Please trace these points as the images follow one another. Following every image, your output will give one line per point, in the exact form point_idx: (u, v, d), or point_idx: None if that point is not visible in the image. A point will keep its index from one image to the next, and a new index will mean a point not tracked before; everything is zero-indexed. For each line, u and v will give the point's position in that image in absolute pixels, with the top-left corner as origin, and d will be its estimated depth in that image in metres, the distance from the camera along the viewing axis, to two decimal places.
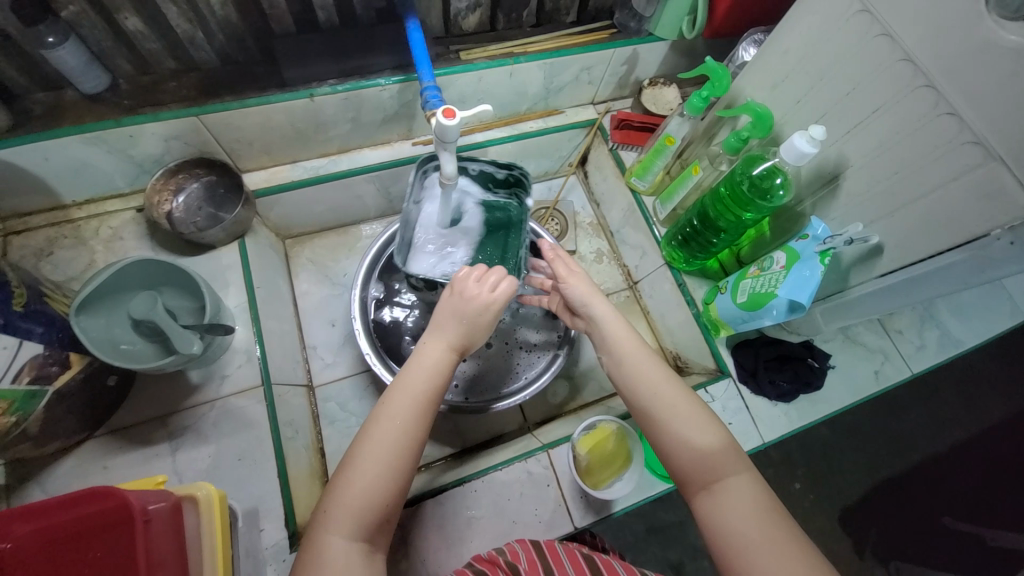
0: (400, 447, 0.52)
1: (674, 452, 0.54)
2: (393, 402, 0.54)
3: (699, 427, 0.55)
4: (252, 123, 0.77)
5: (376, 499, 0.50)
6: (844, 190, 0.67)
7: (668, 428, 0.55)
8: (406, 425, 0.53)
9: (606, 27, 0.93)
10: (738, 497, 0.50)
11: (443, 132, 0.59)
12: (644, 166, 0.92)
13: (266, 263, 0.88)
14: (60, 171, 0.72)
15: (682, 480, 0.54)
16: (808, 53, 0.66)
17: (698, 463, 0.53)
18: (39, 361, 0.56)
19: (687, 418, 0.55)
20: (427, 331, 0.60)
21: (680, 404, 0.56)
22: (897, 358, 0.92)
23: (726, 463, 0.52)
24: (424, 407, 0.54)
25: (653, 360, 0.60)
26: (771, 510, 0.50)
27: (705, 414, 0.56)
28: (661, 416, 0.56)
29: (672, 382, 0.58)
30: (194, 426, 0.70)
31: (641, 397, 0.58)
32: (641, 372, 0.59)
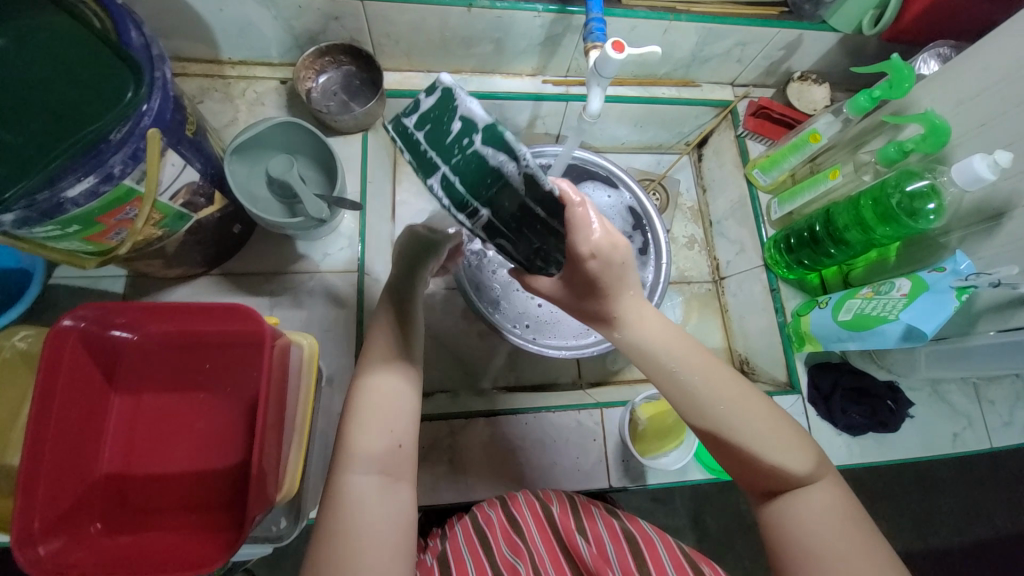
0: (387, 424, 0.52)
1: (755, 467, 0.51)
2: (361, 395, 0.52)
3: (779, 438, 0.51)
4: (406, 21, 0.79)
5: (383, 442, 0.51)
6: (1006, 231, 0.62)
7: (750, 448, 0.50)
8: (386, 411, 0.52)
9: (778, 3, 0.86)
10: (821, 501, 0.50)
11: (605, 64, 0.58)
12: (773, 160, 0.88)
13: (379, 162, 0.91)
14: (229, 27, 0.77)
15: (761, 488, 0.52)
16: (1013, 73, 0.59)
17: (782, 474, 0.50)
18: (193, 188, 0.59)
19: (768, 435, 0.50)
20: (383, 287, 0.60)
21: (760, 417, 0.51)
22: (982, 428, 0.86)
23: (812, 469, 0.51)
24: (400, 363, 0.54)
25: (722, 372, 0.52)
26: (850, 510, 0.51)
27: (787, 422, 0.52)
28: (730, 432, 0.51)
29: (741, 394, 0.51)
30: (292, 290, 0.76)
31: (706, 412, 0.51)
32: (710, 387, 0.51)
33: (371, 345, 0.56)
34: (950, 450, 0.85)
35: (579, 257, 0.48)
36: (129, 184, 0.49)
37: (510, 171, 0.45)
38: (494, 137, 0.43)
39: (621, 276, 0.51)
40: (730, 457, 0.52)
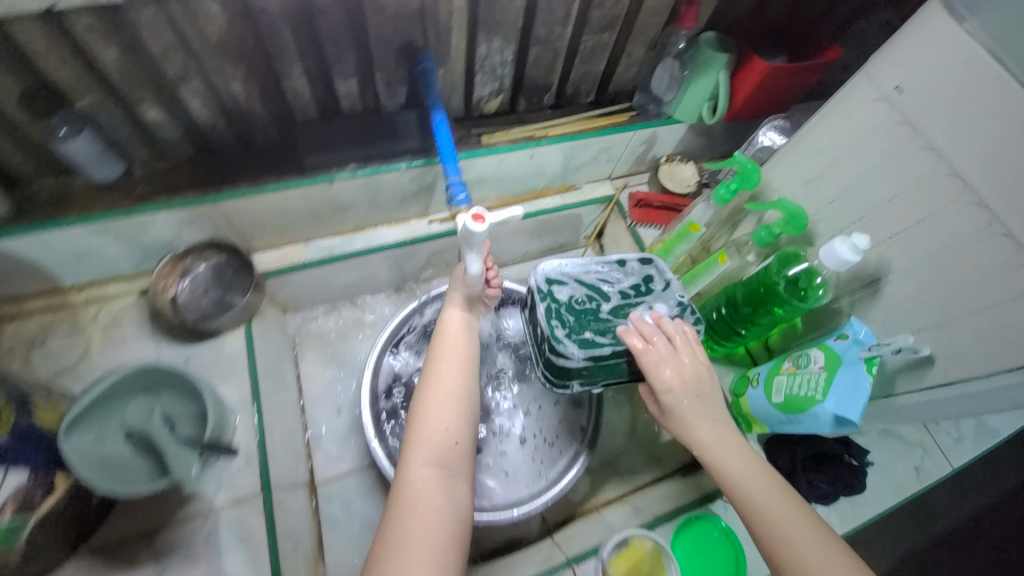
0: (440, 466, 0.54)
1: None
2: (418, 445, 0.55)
3: (822, 549, 0.48)
4: (267, 207, 0.75)
5: (444, 433, 0.57)
6: (888, 295, 0.64)
7: (790, 552, 0.49)
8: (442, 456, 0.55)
9: (625, 109, 0.92)
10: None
11: (471, 235, 0.56)
12: (665, 249, 0.89)
13: (272, 347, 0.84)
14: (64, 259, 0.69)
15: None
16: (841, 156, 0.65)
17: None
18: (22, 491, 0.53)
19: (812, 545, 0.49)
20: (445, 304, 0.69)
21: (796, 521, 0.51)
22: (937, 452, 0.86)
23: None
24: (462, 368, 0.62)
25: (755, 464, 0.55)
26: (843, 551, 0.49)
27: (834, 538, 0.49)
28: (770, 528, 0.51)
29: (777, 493, 0.53)
30: (183, 542, 0.64)
31: (739, 491, 0.54)
32: (741, 478, 0.54)
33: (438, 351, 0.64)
34: (919, 486, 0.83)
35: (657, 392, 0.58)
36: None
37: (572, 356, 0.62)
38: (558, 338, 0.62)
39: (708, 395, 0.58)
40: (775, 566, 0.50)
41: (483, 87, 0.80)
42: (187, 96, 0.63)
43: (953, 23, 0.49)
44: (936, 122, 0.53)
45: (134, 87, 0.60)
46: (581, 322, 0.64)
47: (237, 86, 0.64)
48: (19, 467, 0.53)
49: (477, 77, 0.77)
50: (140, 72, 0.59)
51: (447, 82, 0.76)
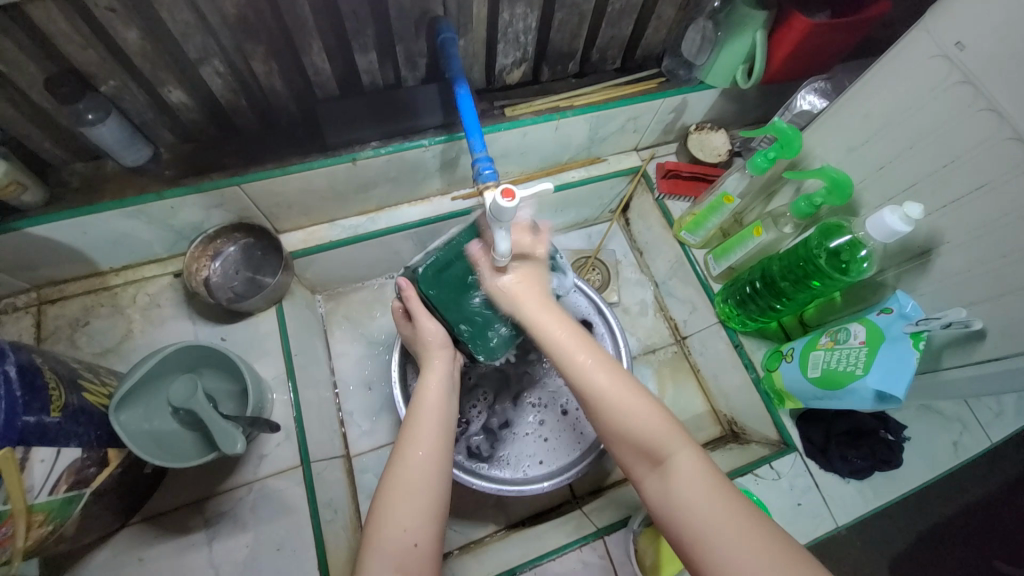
0: (440, 422, 0.60)
1: (615, 432, 0.54)
2: (419, 401, 0.61)
3: (632, 404, 0.54)
4: (292, 187, 0.75)
5: (416, 487, 0.54)
6: (938, 267, 0.61)
7: (609, 411, 0.54)
8: (440, 416, 0.60)
9: (654, 75, 0.88)
10: (683, 471, 0.50)
11: (500, 212, 0.54)
12: (697, 222, 0.87)
13: (302, 325, 0.86)
14: (100, 243, 0.71)
15: (629, 460, 0.54)
16: (895, 119, 0.61)
17: (640, 440, 0.52)
18: (76, 466, 0.52)
19: (651, 427, 0.53)
20: (425, 365, 0.65)
21: (613, 384, 0.56)
22: (978, 426, 0.78)
23: (664, 436, 0.52)
24: (438, 425, 0.59)
25: (574, 334, 0.59)
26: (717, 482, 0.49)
27: (643, 395, 0.55)
28: (593, 394, 0.55)
29: (651, 421, 0.53)
30: (231, 511, 0.67)
31: (562, 361, 0.58)
32: (566, 349, 0.58)
33: (419, 405, 0.61)
34: (958, 462, 0.77)
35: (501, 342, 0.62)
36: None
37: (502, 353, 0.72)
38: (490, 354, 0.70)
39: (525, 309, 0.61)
40: (598, 423, 0.56)
41: (505, 57, 0.77)
42: (207, 76, 0.62)
43: None
44: (1002, 80, 0.49)
45: (155, 68, 0.59)
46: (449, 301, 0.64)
47: (256, 64, 0.63)
48: (73, 444, 0.52)
49: (499, 45, 0.74)
50: (161, 52, 0.58)
51: (468, 53, 0.74)
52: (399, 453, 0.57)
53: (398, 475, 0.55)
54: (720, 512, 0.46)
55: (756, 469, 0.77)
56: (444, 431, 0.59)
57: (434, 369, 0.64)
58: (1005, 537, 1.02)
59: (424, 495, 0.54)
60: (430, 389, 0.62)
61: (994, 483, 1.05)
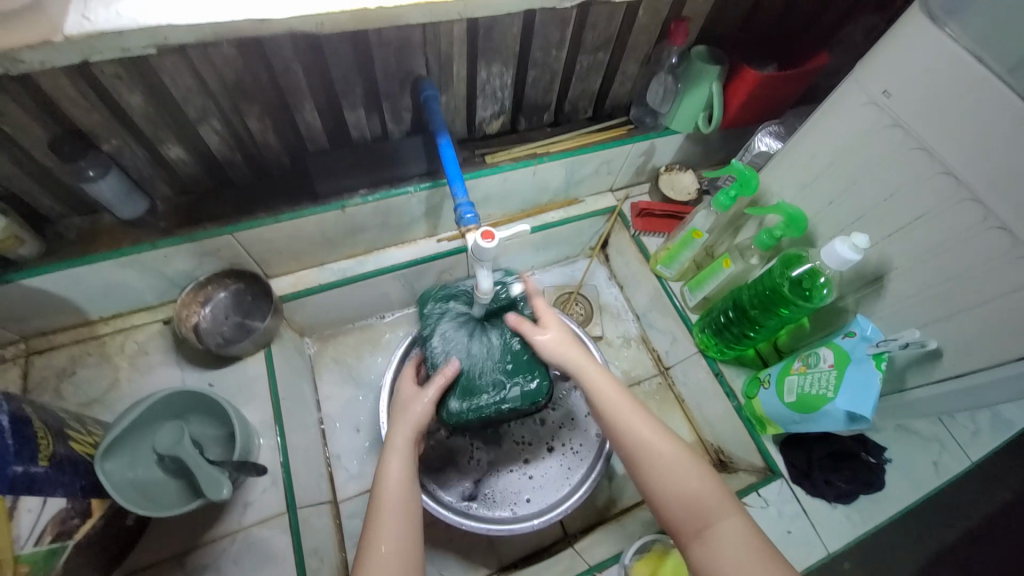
0: (406, 488, 0.58)
1: (663, 495, 0.54)
2: (381, 492, 0.57)
3: (684, 470, 0.54)
4: (284, 234, 0.78)
5: (394, 554, 0.52)
6: (891, 292, 0.66)
7: (659, 470, 0.55)
8: (407, 480, 0.59)
9: (623, 123, 0.95)
10: (729, 541, 0.49)
11: (481, 252, 0.58)
12: (671, 256, 0.92)
13: (291, 369, 0.86)
14: (92, 293, 0.73)
15: (675, 526, 0.53)
16: (838, 159, 0.67)
17: (690, 505, 0.52)
18: (61, 516, 0.52)
19: (704, 498, 0.52)
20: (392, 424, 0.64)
21: (666, 447, 0.56)
22: (954, 444, 0.80)
23: (715, 505, 0.52)
24: (407, 494, 0.57)
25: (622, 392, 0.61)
26: (765, 552, 0.47)
27: (693, 459, 0.55)
28: (645, 453, 0.56)
29: (701, 489, 0.53)
30: (213, 563, 0.66)
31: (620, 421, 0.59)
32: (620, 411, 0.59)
33: (385, 468, 0.59)
34: (940, 482, 0.78)
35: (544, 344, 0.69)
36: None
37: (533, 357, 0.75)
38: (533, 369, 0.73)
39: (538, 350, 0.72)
40: (644, 486, 0.56)
41: (484, 110, 0.83)
42: (205, 133, 0.66)
43: (934, 29, 0.52)
44: (925, 122, 0.56)
45: (156, 127, 0.63)
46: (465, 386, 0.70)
47: (251, 121, 0.67)
48: (58, 494, 0.51)
49: (478, 100, 0.81)
50: (162, 113, 0.62)
51: (449, 107, 0.80)
52: (369, 520, 0.55)
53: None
54: None
55: (746, 498, 0.78)
56: (409, 520, 0.55)
57: (401, 431, 0.63)
58: (1001, 563, 1.01)
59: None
60: (391, 474, 0.58)
61: (984, 506, 1.05)
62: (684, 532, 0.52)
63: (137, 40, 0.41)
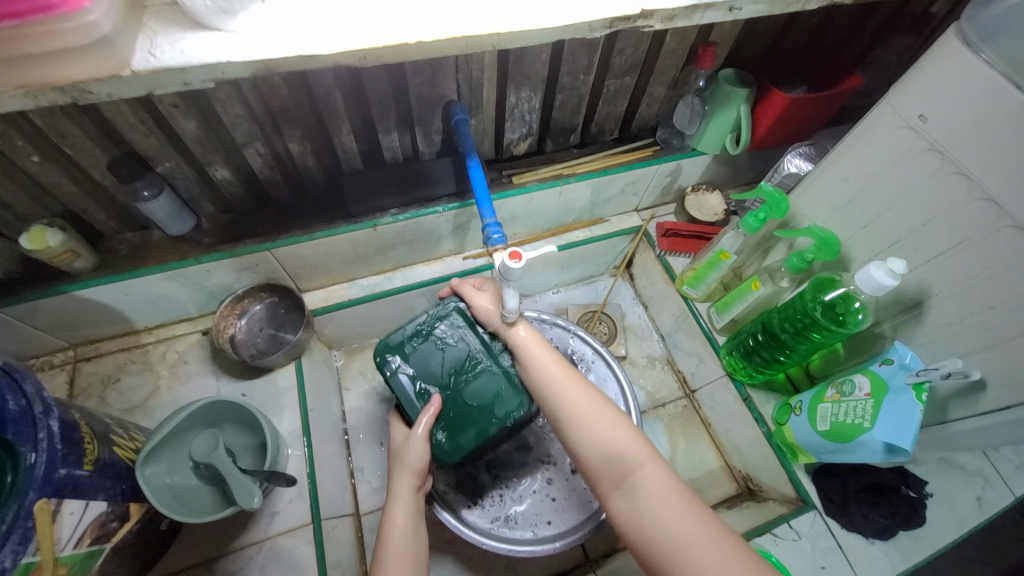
0: (412, 551, 0.61)
1: (590, 451, 0.59)
2: (387, 542, 0.61)
3: (606, 429, 0.60)
4: (318, 251, 0.81)
5: None
6: (931, 319, 0.63)
7: (584, 431, 0.60)
8: (413, 541, 0.62)
9: (649, 144, 0.96)
10: (647, 487, 0.55)
11: (509, 272, 0.59)
12: (697, 277, 0.91)
13: (319, 381, 0.89)
14: (139, 304, 0.77)
15: (601, 477, 0.58)
16: (872, 182, 0.66)
17: (613, 458, 0.58)
18: (100, 520, 0.54)
19: (625, 453, 0.58)
20: (393, 479, 0.66)
21: (593, 409, 0.62)
22: (1000, 479, 0.74)
23: (633, 457, 0.57)
24: (414, 554, 0.61)
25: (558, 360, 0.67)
26: (679, 496, 0.54)
27: (616, 417, 0.61)
28: (572, 415, 0.62)
29: (623, 443, 0.58)
30: (239, 572, 0.67)
31: (549, 387, 0.64)
32: (551, 379, 0.65)
33: (388, 524, 0.63)
34: (983, 520, 0.73)
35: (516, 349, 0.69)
36: (26, 559, 0.44)
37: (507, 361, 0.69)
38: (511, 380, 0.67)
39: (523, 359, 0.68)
40: (573, 446, 0.62)
41: (512, 132, 0.85)
42: (250, 155, 0.70)
43: (970, 55, 0.51)
44: (963, 148, 0.55)
45: (206, 150, 0.67)
46: (459, 421, 0.65)
47: (292, 144, 0.71)
48: (100, 497, 0.54)
49: (507, 123, 0.83)
50: (212, 137, 0.66)
51: (479, 130, 0.82)
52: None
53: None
54: (677, 527, 0.52)
55: (774, 529, 0.75)
56: (414, 563, 0.60)
57: (404, 486, 0.65)
58: None
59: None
60: (396, 525, 0.62)
61: None
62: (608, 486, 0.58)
63: (197, 75, 0.44)
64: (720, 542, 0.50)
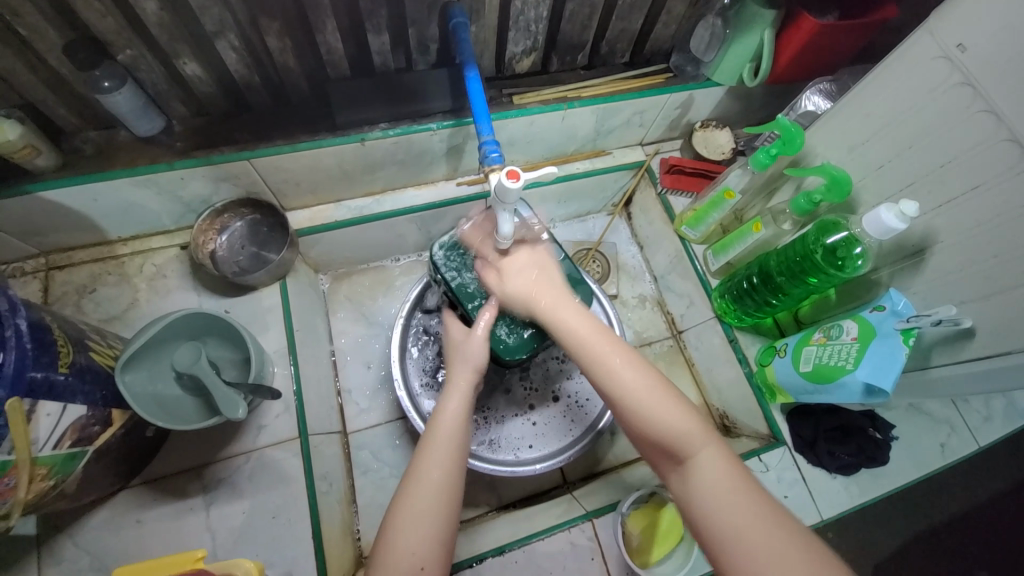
0: (456, 445, 0.57)
1: (640, 431, 0.54)
2: (438, 427, 0.58)
3: (661, 406, 0.53)
4: (301, 165, 0.76)
5: (421, 509, 0.52)
6: (932, 267, 0.63)
7: (634, 407, 0.54)
8: (459, 437, 0.58)
9: (661, 70, 0.89)
10: (708, 470, 0.50)
11: (505, 193, 0.55)
12: (698, 217, 0.88)
13: (305, 303, 0.87)
14: (109, 211, 0.72)
15: (656, 455, 0.54)
16: (894, 119, 0.62)
17: (668, 439, 0.52)
18: (81, 423, 0.54)
19: (680, 431, 0.52)
20: (448, 389, 0.62)
21: (637, 385, 0.55)
22: (966, 428, 0.79)
23: (692, 436, 0.52)
24: (454, 458, 0.56)
25: (596, 329, 0.60)
26: (742, 481, 0.49)
27: (661, 390, 0.55)
28: (616, 393, 0.55)
29: (680, 420, 0.53)
30: (228, 479, 0.69)
31: (593, 364, 0.58)
32: (593, 354, 0.58)
33: (438, 430, 0.58)
34: (943, 463, 0.77)
35: (508, 275, 0.66)
36: None
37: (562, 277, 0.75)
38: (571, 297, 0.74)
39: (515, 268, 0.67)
40: (621, 422, 0.56)
41: (515, 45, 0.78)
42: (222, 50, 0.63)
43: None
44: (999, 83, 0.51)
45: (171, 39, 0.60)
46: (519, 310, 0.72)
47: (270, 39, 0.64)
48: (78, 402, 0.53)
49: (510, 32, 0.75)
50: (178, 23, 0.59)
51: (479, 39, 0.74)
52: (411, 473, 0.55)
53: (414, 495, 0.53)
54: (742, 515, 0.47)
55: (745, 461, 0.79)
56: (459, 466, 0.56)
57: (458, 391, 0.61)
58: (992, 546, 1.03)
59: (438, 507, 0.53)
60: (449, 413, 0.59)
61: (984, 493, 1.05)
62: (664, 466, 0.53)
63: None
64: (793, 535, 0.45)
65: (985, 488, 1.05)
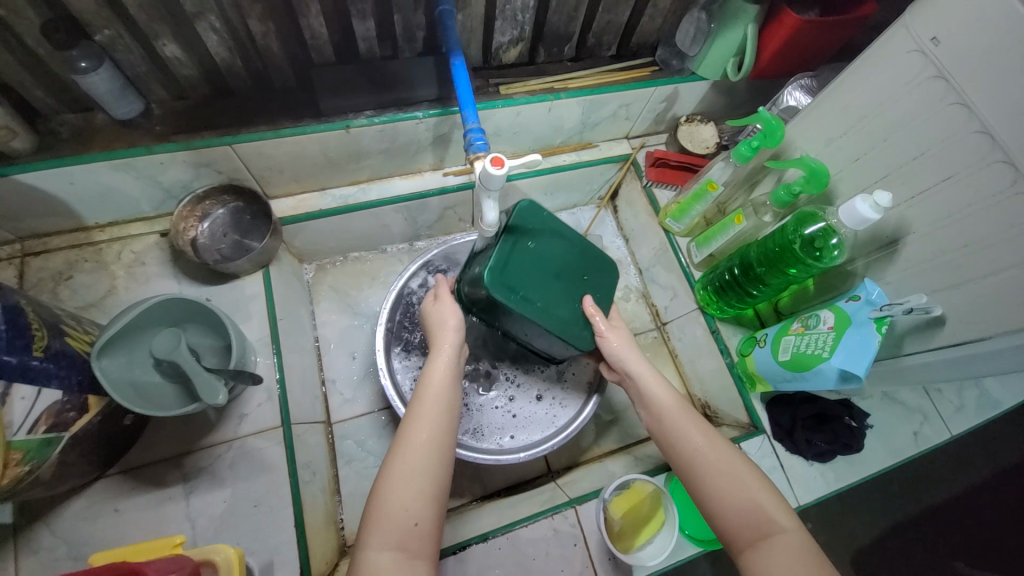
0: (444, 407, 0.58)
1: (716, 504, 0.56)
2: (426, 387, 0.59)
3: (740, 484, 0.56)
4: (285, 152, 0.75)
5: (417, 481, 0.52)
6: (904, 257, 0.65)
7: (711, 479, 0.56)
8: (445, 400, 0.59)
9: (647, 64, 0.90)
10: (784, 554, 0.51)
11: (489, 180, 0.55)
12: (682, 209, 0.89)
13: (288, 292, 0.86)
14: (86, 196, 0.70)
15: (727, 533, 0.55)
16: (870, 114, 0.64)
17: (745, 517, 0.54)
18: (56, 408, 0.53)
19: (755, 512, 0.54)
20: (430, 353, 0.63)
21: (721, 461, 0.57)
22: (938, 418, 0.81)
23: (767, 519, 0.53)
24: (442, 418, 0.57)
25: (679, 400, 0.63)
26: (815, 563, 0.50)
27: (750, 472, 0.56)
28: (695, 463, 0.58)
29: (755, 497, 0.55)
30: (209, 467, 0.68)
31: (673, 432, 0.61)
32: (675, 426, 0.61)
33: (422, 390, 0.59)
34: (916, 450, 0.79)
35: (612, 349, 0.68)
36: None
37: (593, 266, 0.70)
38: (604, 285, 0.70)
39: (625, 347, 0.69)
40: (694, 493, 0.58)
41: (502, 34, 0.78)
42: (202, 32, 0.62)
43: None
44: (971, 76, 0.52)
45: (150, 19, 0.59)
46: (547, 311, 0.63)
47: (252, 22, 0.63)
48: (53, 386, 0.53)
49: (497, 22, 0.75)
50: (158, 4, 0.58)
51: (465, 28, 0.74)
52: (401, 431, 0.56)
53: (406, 457, 0.54)
54: None
55: None
56: (445, 429, 0.57)
57: (443, 355, 0.62)
58: (962, 537, 1.06)
59: (430, 474, 0.53)
60: (435, 374, 0.60)
61: (956, 485, 1.09)
62: (738, 544, 0.54)
63: None
64: None
65: (955, 480, 1.09)
